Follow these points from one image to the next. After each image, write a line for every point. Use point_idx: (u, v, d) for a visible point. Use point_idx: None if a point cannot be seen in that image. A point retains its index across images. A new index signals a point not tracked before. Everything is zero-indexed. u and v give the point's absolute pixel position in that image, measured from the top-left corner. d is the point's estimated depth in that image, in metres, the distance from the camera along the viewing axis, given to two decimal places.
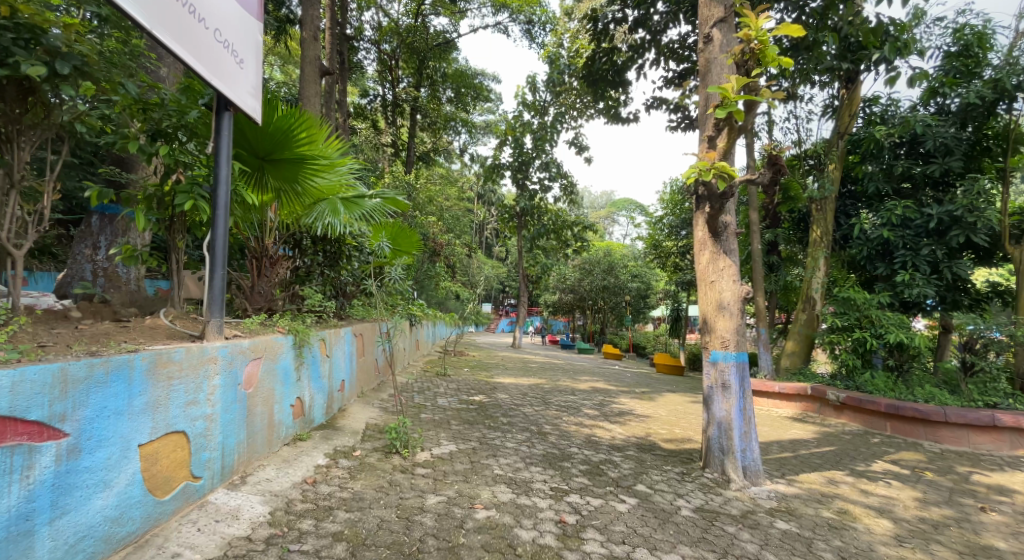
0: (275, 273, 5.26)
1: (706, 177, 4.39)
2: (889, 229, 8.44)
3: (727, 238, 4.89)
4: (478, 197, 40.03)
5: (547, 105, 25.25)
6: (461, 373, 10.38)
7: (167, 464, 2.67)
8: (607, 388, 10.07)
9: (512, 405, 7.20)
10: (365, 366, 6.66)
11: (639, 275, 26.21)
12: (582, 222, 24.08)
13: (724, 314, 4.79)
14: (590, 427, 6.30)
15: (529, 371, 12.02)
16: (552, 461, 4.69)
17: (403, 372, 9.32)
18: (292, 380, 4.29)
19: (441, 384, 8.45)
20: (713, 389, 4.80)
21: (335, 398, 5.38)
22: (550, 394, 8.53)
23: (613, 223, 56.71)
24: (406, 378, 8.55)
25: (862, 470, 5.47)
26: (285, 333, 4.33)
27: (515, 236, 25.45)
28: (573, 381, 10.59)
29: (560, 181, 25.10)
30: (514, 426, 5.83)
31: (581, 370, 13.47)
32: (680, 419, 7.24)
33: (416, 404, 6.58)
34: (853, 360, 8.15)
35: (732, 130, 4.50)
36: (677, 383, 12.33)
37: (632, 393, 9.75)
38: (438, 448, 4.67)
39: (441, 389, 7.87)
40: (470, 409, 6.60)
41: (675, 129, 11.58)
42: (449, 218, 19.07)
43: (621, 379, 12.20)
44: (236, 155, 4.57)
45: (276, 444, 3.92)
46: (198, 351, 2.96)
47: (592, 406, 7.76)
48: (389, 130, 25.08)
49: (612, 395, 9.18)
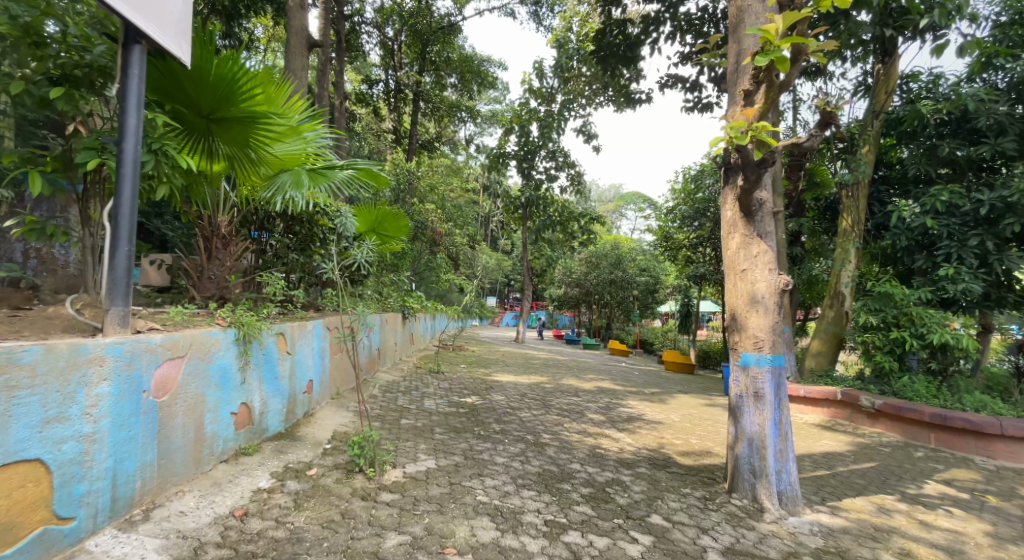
0: (230, 255, 4.53)
1: (741, 142, 3.58)
2: (932, 217, 7.63)
3: (763, 218, 4.10)
4: (483, 189, 39.22)
5: (555, 93, 24.38)
6: (455, 370, 9.62)
7: (7, 505, 2.03)
8: (613, 388, 9.29)
9: (507, 409, 6.42)
10: (342, 364, 5.89)
11: (648, 269, 25.30)
12: (589, 214, 23.30)
13: (757, 309, 3.99)
14: (595, 436, 5.52)
15: (530, 368, 11.27)
16: (549, 483, 3.91)
17: (392, 369, 8.56)
18: (235, 383, 3.54)
19: (432, 383, 7.66)
20: (743, 399, 4.00)
21: (300, 400, 4.66)
22: (551, 395, 7.74)
23: (621, 217, 55.87)
24: (394, 376, 7.79)
25: (914, 494, 4.66)
26: (226, 326, 3.60)
27: (520, 228, 24.67)
28: (577, 380, 9.80)
29: (567, 171, 24.30)
30: (508, 435, 5.06)
31: (586, 368, 12.67)
32: (697, 427, 6.44)
33: (399, 407, 5.82)
34: (889, 363, 7.31)
35: (771, 84, 3.69)
36: (689, 383, 11.53)
37: (641, 394, 8.98)
38: (413, 465, 3.91)
39: (430, 389, 7.09)
40: (459, 414, 5.82)
41: (690, 110, 10.79)
42: (452, 208, 18.38)
43: (629, 378, 11.41)
44: (176, 112, 3.83)
45: (208, 463, 3.20)
46: (73, 349, 2.26)
47: (598, 410, 6.98)
48: (392, 117, 24.30)
49: (620, 397, 8.38)
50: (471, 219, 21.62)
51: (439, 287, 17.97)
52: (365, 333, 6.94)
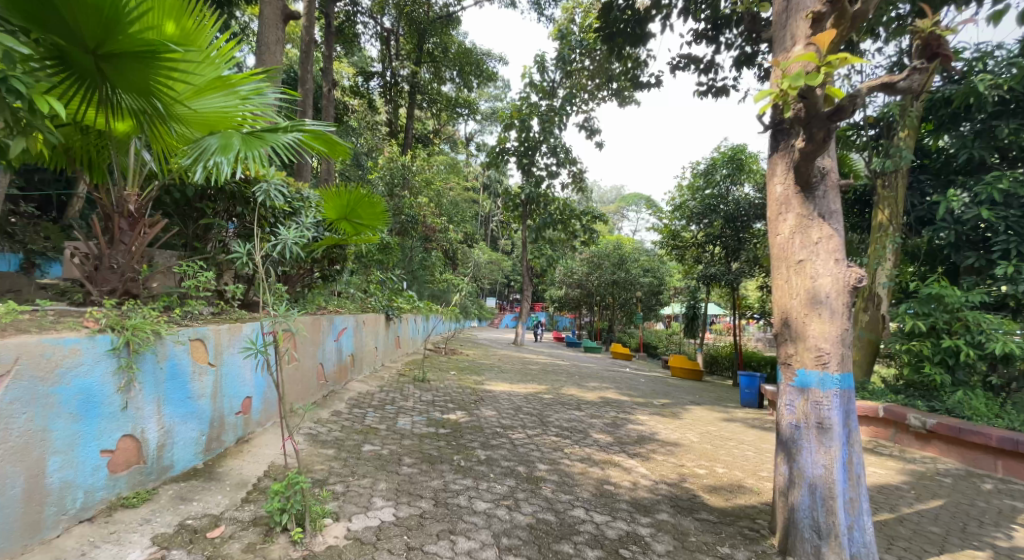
0: (139, 239, 3.58)
1: (814, 84, 2.58)
2: (988, 208, 6.63)
3: (826, 194, 3.13)
4: (483, 188, 38.33)
5: (556, 86, 23.44)
6: (442, 378, 8.62)
7: None
8: (619, 399, 8.30)
9: (497, 427, 5.44)
10: (300, 374, 4.93)
11: (652, 270, 24.30)
12: (591, 212, 22.36)
13: (819, 312, 3.01)
14: (602, 466, 4.52)
15: (527, 375, 10.31)
16: (543, 544, 2.93)
17: (371, 376, 7.59)
18: (111, 409, 2.62)
19: (412, 394, 6.66)
20: (801, 430, 3.01)
21: (229, 424, 3.71)
22: (549, 409, 6.76)
23: (623, 218, 55.01)
24: (370, 386, 6.81)
25: (1008, 549, 3.66)
26: (100, 329, 2.65)
27: (520, 226, 23.73)
28: (580, 390, 8.82)
29: (569, 168, 23.37)
30: (494, 468, 4.06)
31: (589, 375, 11.70)
32: (721, 452, 5.43)
33: (365, 427, 4.83)
34: (941, 375, 6.31)
35: (844, 12, 2.75)
36: (702, 392, 10.53)
37: (651, 407, 7.98)
38: (362, 518, 2.97)
39: (409, 402, 6.10)
40: (437, 436, 4.82)
41: (704, 95, 9.78)
42: (449, 204, 17.45)
43: (635, 386, 10.43)
44: (50, 43, 2.85)
45: (52, 526, 2.34)
46: None
47: (604, 429, 5.98)
48: (387, 111, 23.37)
49: (628, 410, 7.39)
50: (468, 216, 20.70)
51: (433, 286, 17.02)
52: (331, 336, 5.92)
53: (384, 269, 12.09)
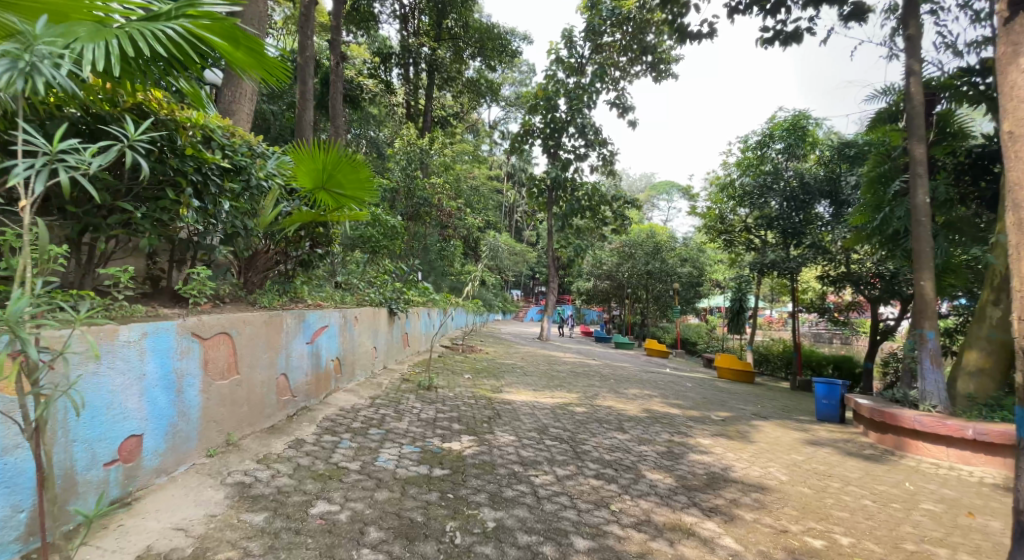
0: None
1: None
2: None
3: None
4: (507, 177, 36.94)
5: (584, 63, 21.75)
6: (454, 384, 7.19)
7: None
8: (669, 413, 6.76)
9: (516, 461, 3.99)
10: (248, 392, 3.65)
11: (689, 259, 22.50)
12: (622, 197, 20.73)
13: None
14: (670, 536, 3.02)
15: (555, 379, 8.83)
16: None
17: (368, 384, 6.19)
18: None
19: (410, 409, 5.24)
20: None
21: (88, 483, 2.37)
22: (585, 429, 5.27)
23: (652, 209, 52.99)
24: (359, 398, 5.42)
25: None
26: None
27: (545, 214, 22.23)
28: (619, 400, 7.30)
29: (599, 150, 21.73)
30: (506, 551, 2.61)
31: (626, 378, 10.16)
32: (832, 504, 3.86)
33: (328, 468, 3.42)
34: None
35: None
36: (764, 401, 8.90)
37: (710, 424, 6.44)
38: None
39: (403, 423, 4.69)
40: (428, 482, 3.38)
41: (770, 42, 8.11)
42: (470, 190, 16.11)
43: (683, 393, 8.88)
44: None
45: None
46: None
47: (660, 463, 4.45)
48: (405, 93, 22.11)
49: (683, 430, 5.85)
50: (490, 203, 19.34)
51: (453, 278, 15.76)
52: (301, 338, 4.51)
53: (393, 257, 10.75)
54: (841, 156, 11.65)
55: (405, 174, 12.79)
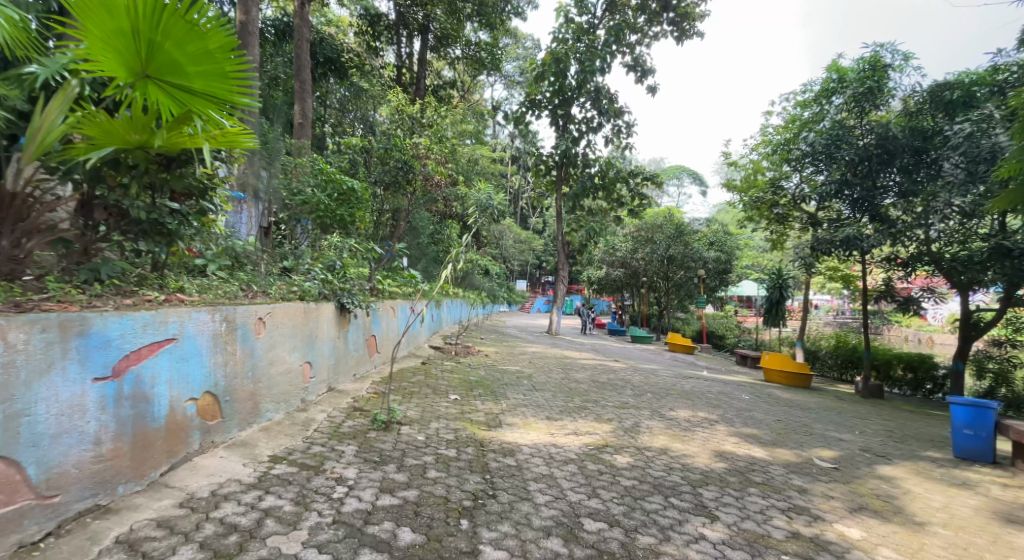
0: None
1: None
2: None
3: None
4: (511, 160, 34.34)
5: (596, 23, 19.17)
6: (433, 414, 4.87)
7: None
8: (757, 462, 4.40)
9: None
10: None
11: (717, 243, 20.05)
12: (641, 173, 18.25)
13: None
14: None
15: (576, 396, 6.49)
16: None
17: (283, 428, 3.82)
18: None
19: (331, 489, 2.87)
20: None
21: None
22: (645, 521, 2.92)
23: (663, 196, 50.33)
24: (240, 466, 3.03)
25: None
26: None
27: (554, 195, 19.73)
28: (674, 436, 4.94)
29: (614, 120, 19.20)
30: None
31: (666, 390, 7.81)
32: None
33: None
34: None
35: None
36: (860, 425, 6.56)
37: (829, 483, 4.07)
38: None
39: (291, 537, 2.32)
40: None
41: None
42: (467, 163, 13.72)
43: (750, 415, 6.53)
44: None
45: None
46: None
47: None
48: (394, 59, 19.61)
49: (801, 503, 3.52)
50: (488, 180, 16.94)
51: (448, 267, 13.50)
52: (73, 372, 2.16)
53: (361, 237, 8.37)
54: (937, 102, 9.23)
55: (383, 137, 10.35)
